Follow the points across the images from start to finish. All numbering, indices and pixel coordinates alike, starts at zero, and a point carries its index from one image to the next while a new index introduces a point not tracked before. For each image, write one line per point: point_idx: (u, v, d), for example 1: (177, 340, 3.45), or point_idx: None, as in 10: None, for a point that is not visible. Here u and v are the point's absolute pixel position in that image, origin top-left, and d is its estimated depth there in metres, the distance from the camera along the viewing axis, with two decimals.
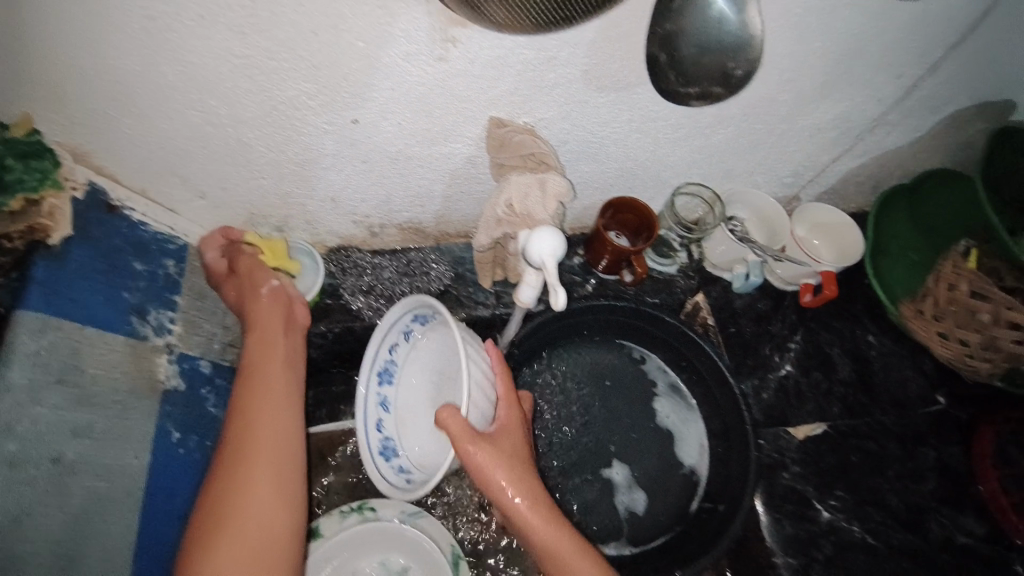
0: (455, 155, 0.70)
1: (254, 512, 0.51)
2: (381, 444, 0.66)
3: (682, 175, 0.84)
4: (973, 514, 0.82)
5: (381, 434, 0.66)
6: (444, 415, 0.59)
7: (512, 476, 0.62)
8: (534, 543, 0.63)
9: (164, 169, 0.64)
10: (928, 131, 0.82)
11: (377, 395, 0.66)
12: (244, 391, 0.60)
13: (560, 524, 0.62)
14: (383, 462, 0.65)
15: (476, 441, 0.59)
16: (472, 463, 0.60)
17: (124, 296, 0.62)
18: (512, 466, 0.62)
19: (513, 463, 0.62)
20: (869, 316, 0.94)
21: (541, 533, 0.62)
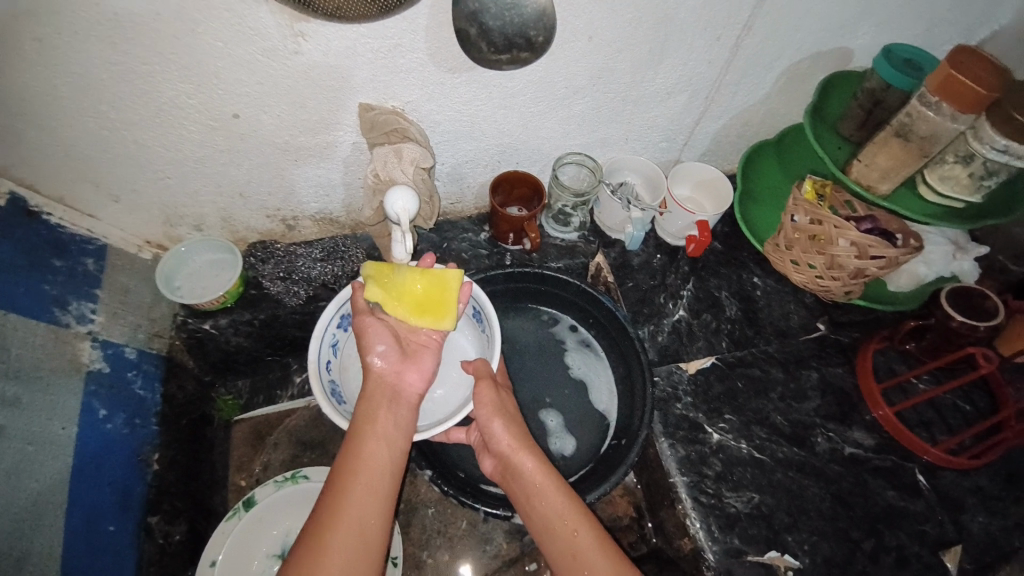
0: (341, 144, 0.79)
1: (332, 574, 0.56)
2: (331, 386, 0.75)
3: (560, 146, 0.94)
4: (861, 428, 0.88)
5: (330, 376, 0.76)
6: (476, 363, 0.77)
7: (512, 420, 0.75)
8: (527, 492, 0.72)
9: (77, 176, 0.73)
10: (771, 86, 0.93)
11: (333, 336, 0.78)
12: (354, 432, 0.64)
13: (557, 484, 0.71)
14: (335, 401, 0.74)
15: (491, 384, 0.76)
16: (482, 406, 0.75)
17: (45, 289, 0.69)
18: (514, 425, 0.75)
19: (517, 413, 0.77)
20: (753, 260, 1.03)
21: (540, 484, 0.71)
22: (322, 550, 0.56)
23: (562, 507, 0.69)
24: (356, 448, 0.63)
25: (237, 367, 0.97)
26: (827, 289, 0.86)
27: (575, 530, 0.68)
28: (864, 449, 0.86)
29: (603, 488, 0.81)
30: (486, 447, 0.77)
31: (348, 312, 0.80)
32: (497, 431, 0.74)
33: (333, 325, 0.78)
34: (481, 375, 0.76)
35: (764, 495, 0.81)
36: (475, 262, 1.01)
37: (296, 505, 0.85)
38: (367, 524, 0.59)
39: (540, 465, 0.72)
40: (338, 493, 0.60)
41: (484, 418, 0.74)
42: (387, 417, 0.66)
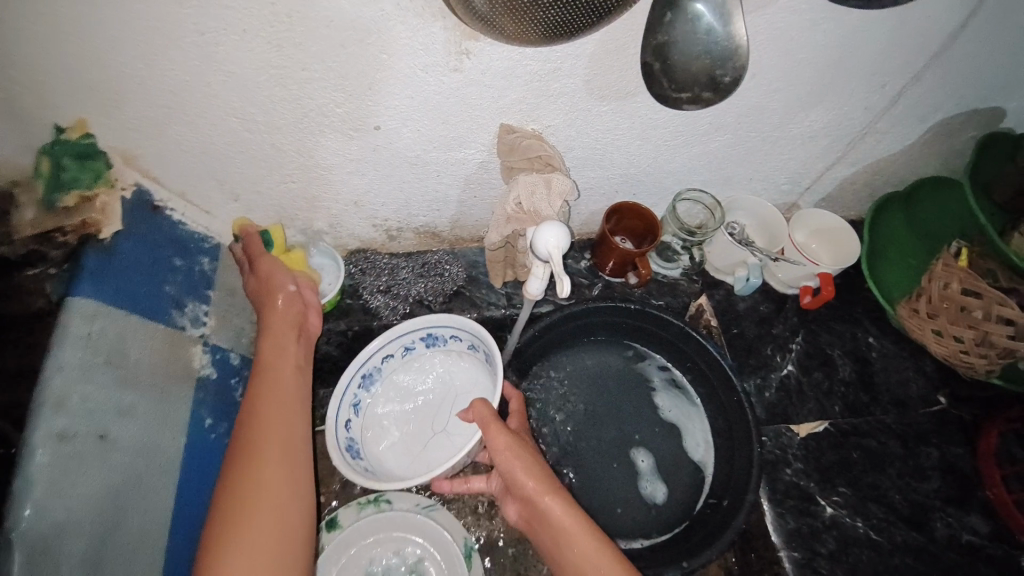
0: (470, 161, 0.75)
1: (266, 515, 0.57)
2: (348, 443, 0.77)
3: (683, 181, 0.89)
4: (979, 514, 0.81)
5: (348, 434, 0.78)
6: (477, 403, 0.71)
7: (530, 461, 0.69)
8: (554, 533, 0.67)
9: (204, 174, 0.70)
10: (919, 138, 0.86)
11: (353, 396, 0.80)
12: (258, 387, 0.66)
13: (579, 517, 0.66)
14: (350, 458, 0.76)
15: (501, 427, 0.70)
16: (497, 447, 0.70)
17: (164, 289, 0.67)
18: (534, 466, 0.69)
19: (536, 452, 0.71)
20: (869, 318, 0.97)
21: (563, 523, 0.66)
22: (254, 474, 0.58)
23: (595, 555, 0.63)
24: (272, 380, 0.67)
25: (320, 374, 0.95)
26: (970, 365, 0.80)
27: (577, 549, 0.64)
28: (980, 536, 0.80)
29: (704, 558, 0.76)
30: (510, 494, 0.72)
31: (369, 372, 0.82)
32: (515, 475, 0.69)
33: (355, 384, 0.80)
34: (485, 418, 0.71)
35: None
36: (574, 290, 0.97)
37: (377, 532, 0.81)
38: (292, 448, 0.62)
39: (563, 505, 0.67)
40: (257, 420, 0.63)
41: (498, 461, 0.70)
42: (278, 352, 0.71)
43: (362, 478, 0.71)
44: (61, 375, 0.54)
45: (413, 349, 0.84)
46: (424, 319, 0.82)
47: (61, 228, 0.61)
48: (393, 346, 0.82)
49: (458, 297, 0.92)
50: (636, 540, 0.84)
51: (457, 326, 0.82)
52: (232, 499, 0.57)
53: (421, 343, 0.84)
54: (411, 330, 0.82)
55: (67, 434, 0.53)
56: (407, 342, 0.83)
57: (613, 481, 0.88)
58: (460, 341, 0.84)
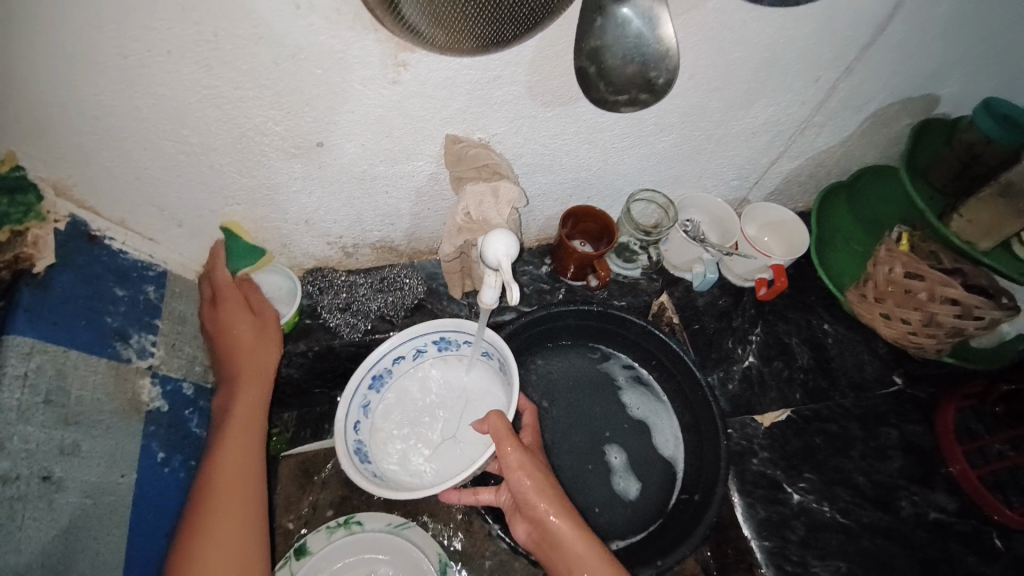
0: (420, 173, 0.74)
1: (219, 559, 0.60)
2: (355, 447, 0.74)
3: (634, 181, 0.90)
4: (942, 489, 0.84)
5: (356, 437, 0.75)
6: (493, 417, 0.69)
7: (542, 482, 0.68)
8: (563, 556, 0.67)
9: (142, 200, 0.68)
10: (856, 129, 0.90)
11: (362, 399, 0.76)
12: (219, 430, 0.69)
13: (590, 542, 0.66)
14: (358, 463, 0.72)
15: (517, 445, 0.68)
16: (508, 466, 0.68)
17: (106, 321, 0.65)
18: (546, 487, 0.68)
19: (548, 471, 0.70)
20: (823, 305, 0.99)
21: (573, 547, 0.66)
22: (209, 521, 0.62)
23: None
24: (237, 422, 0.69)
25: (281, 397, 0.93)
26: (919, 346, 0.82)
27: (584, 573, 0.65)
28: (947, 513, 0.82)
29: (678, 555, 0.76)
30: (518, 509, 0.71)
31: (378, 374, 0.78)
32: (529, 495, 0.68)
33: (365, 386, 0.77)
34: (500, 435, 0.68)
35: (852, 564, 0.77)
36: (536, 296, 0.97)
37: (350, 555, 0.79)
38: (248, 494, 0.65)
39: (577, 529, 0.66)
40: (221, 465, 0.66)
41: (513, 479, 0.68)
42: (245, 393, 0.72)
43: (371, 484, 0.69)
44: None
45: (425, 352, 0.81)
46: (439, 322, 0.78)
47: None
48: (405, 348, 0.79)
49: (419, 310, 0.91)
50: (615, 540, 0.84)
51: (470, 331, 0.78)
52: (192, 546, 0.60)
53: (433, 346, 0.80)
54: (423, 332, 0.78)
55: (8, 478, 0.50)
56: (419, 344, 0.80)
57: (588, 483, 0.88)
58: (474, 347, 0.80)
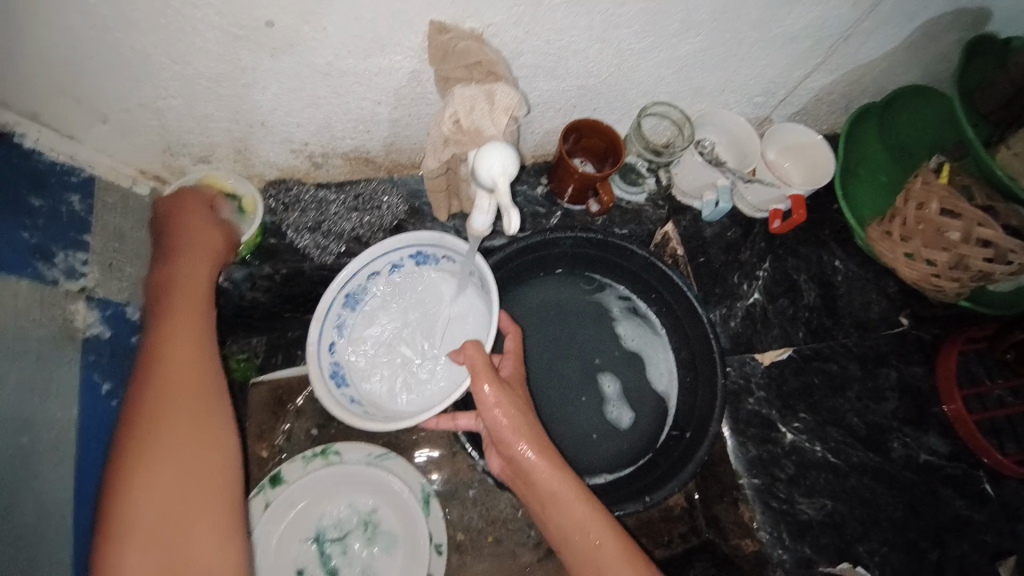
0: (398, 71, 0.62)
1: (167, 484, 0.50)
2: (331, 369, 0.70)
3: (649, 92, 0.78)
4: (935, 432, 0.83)
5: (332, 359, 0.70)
6: (469, 348, 0.64)
7: (519, 417, 0.64)
8: (539, 490, 0.64)
9: (58, 89, 0.56)
10: (904, 38, 0.78)
11: (337, 317, 0.72)
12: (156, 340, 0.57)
13: (566, 476, 0.63)
14: (333, 387, 0.68)
15: (494, 379, 0.64)
16: (482, 401, 0.64)
17: (23, 237, 0.54)
18: (524, 420, 0.64)
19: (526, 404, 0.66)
20: (835, 240, 0.93)
21: (549, 480, 0.63)
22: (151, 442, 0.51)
23: (584, 516, 0.62)
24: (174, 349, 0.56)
25: (251, 322, 0.86)
26: (938, 291, 0.76)
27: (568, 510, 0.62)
28: (938, 456, 0.81)
29: (665, 491, 0.74)
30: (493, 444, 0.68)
31: (352, 293, 0.72)
32: (505, 430, 0.64)
33: (338, 305, 0.71)
34: (477, 367, 0.63)
35: (838, 503, 0.76)
36: (529, 221, 0.88)
37: (326, 485, 0.76)
38: (199, 437, 0.53)
39: (553, 466, 0.63)
40: (156, 416, 0.52)
41: (489, 414, 0.64)
42: (180, 314, 0.59)
43: (342, 410, 0.65)
44: None
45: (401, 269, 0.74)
46: (417, 236, 0.71)
47: None
48: (380, 264, 0.72)
49: (399, 231, 0.82)
50: (601, 474, 0.81)
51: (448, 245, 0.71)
52: (124, 491, 0.49)
53: (411, 263, 0.74)
54: (397, 246, 0.71)
55: None
56: (396, 261, 0.73)
57: (579, 418, 0.85)
58: (453, 263, 0.73)
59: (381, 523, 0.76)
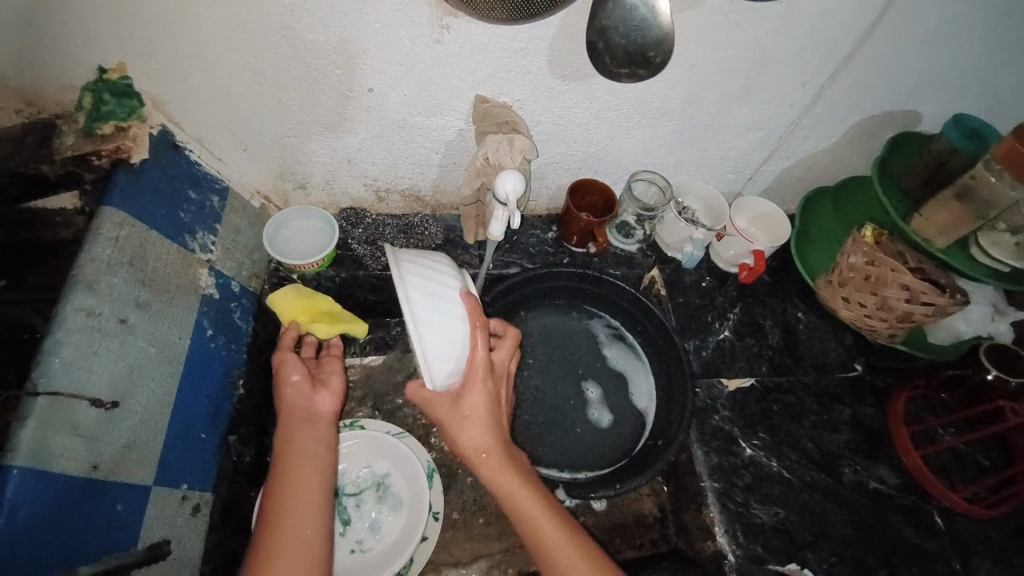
0: (449, 128, 0.87)
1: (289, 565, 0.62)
2: None
3: (638, 162, 1.01)
4: (885, 465, 0.92)
5: None
6: (411, 390, 0.71)
7: (472, 434, 0.70)
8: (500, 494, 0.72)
9: (220, 122, 0.82)
10: (842, 137, 0.99)
11: None
12: (281, 452, 0.71)
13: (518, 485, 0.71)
14: None
15: (444, 409, 0.70)
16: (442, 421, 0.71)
17: (180, 215, 0.78)
18: (479, 430, 0.70)
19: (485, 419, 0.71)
20: (800, 296, 1.09)
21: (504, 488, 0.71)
22: (272, 541, 0.64)
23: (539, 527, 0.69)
24: (294, 470, 0.69)
25: None
26: (873, 328, 0.92)
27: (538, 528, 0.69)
28: (887, 486, 0.90)
29: (636, 481, 0.86)
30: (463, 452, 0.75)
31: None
32: (464, 447, 0.71)
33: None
34: (425, 401, 0.70)
35: (790, 513, 0.86)
36: (540, 257, 1.08)
37: (350, 449, 0.91)
38: (302, 540, 0.65)
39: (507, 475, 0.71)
40: (277, 519, 0.66)
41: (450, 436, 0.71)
42: (293, 432, 0.73)
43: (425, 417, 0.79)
44: (92, 263, 0.65)
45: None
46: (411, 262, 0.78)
47: (96, 153, 0.71)
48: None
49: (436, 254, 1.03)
50: (581, 472, 0.94)
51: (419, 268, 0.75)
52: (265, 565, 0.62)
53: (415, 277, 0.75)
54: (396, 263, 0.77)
55: (94, 312, 0.64)
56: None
57: (569, 421, 0.99)
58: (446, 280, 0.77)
59: (391, 486, 0.89)
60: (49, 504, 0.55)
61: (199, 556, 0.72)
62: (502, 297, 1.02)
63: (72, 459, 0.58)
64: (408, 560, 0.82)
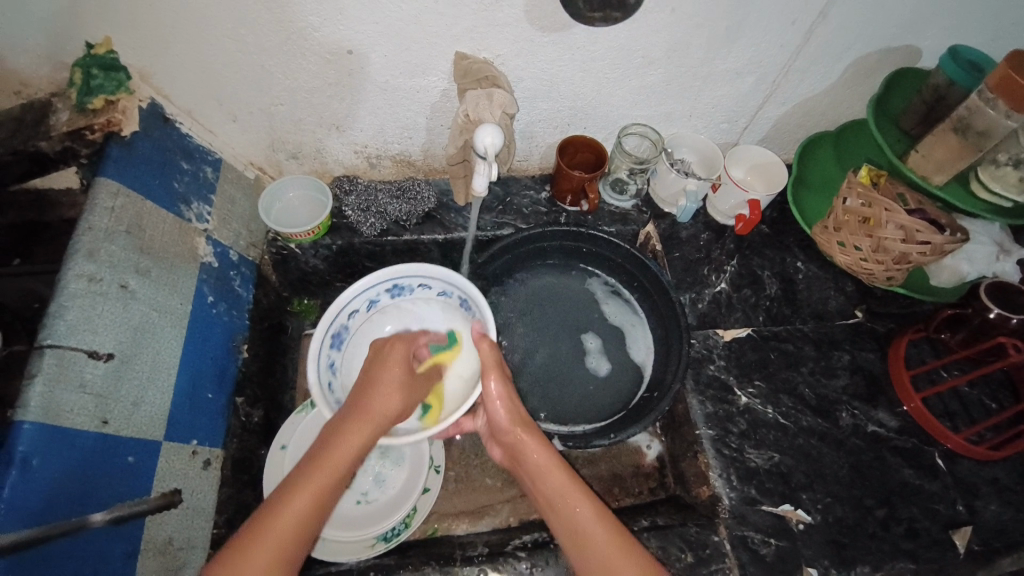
0: (433, 89, 0.87)
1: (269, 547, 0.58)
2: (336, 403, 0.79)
3: (628, 115, 1.00)
4: (884, 408, 0.92)
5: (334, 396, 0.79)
6: (485, 345, 0.74)
7: (519, 419, 0.75)
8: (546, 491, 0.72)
9: (206, 93, 0.83)
10: (840, 78, 0.96)
11: (328, 356, 0.80)
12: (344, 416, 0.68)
13: (570, 478, 0.71)
14: None
15: (501, 374, 0.75)
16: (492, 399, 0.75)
17: (174, 186, 0.81)
18: (524, 423, 0.75)
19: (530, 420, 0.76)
20: (799, 246, 1.07)
21: (552, 483, 0.72)
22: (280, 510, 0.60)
23: (590, 524, 0.68)
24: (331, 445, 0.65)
25: (311, 286, 1.09)
26: (869, 272, 0.91)
27: (575, 507, 0.69)
28: (886, 429, 0.90)
29: (631, 429, 0.87)
30: (496, 437, 0.79)
31: (337, 331, 0.82)
32: (515, 434, 0.74)
33: (325, 345, 0.80)
34: (489, 367, 0.74)
35: (784, 455, 0.87)
36: (534, 216, 1.07)
37: None
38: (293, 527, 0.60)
39: (554, 468, 0.72)
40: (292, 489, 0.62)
41: (495, 410, 0.75)
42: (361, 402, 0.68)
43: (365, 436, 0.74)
44: (89, 233, 0.68)
45: (379, 302, 0.86)
46: (385, 272, 0.83)
47: (89, 126, 0.74)
48: (359, 301, 0.83)
49: (430, 218, 1.04)
50: (580, 424, 0.96)
51: (425, 273, 0.85)
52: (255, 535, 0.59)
53: (386, 296, 0.86)
54: (376, 281, 0.83)
55: (96, 278, 0.67)
56: (371, 296, 0.84)
57: (568, 377, 1.01)
58: (429, 289, 0.87)
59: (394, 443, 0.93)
60: (63, 454, 0.59)
61: (213, 505, 0.77)
62: (496, 259, 1.03)
63: (82, 415, 0.62)
64: (412, 509, 0.87)
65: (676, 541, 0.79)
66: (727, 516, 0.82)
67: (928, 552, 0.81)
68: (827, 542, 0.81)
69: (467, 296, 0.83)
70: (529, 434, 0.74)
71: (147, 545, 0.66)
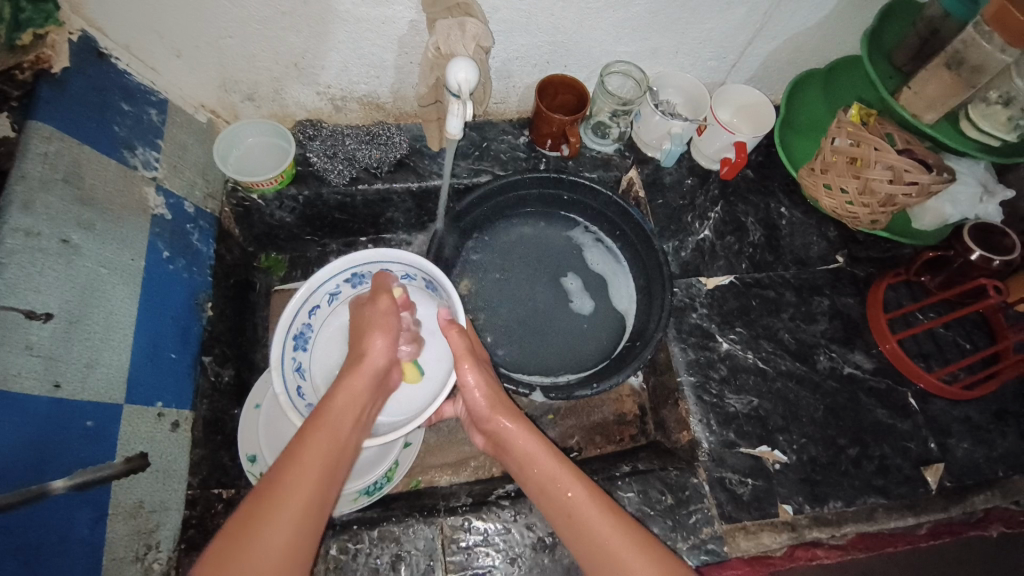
0: (401, 20, 0.79)
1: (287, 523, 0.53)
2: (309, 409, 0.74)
3: (610, 51, 0.93)
4: (861, 351, 0.93)
5: (305, 401, 0.74)
6: (452, 332, 0.70)
7: (501, 404, 0.72)
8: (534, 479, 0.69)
9: (143, 24, 0.74)
10: (833, 9, 0.91)
11: (293, 360, 0.74)
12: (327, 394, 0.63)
13: (558, 463, 0.69)
14: None
15: (474, 360, 0.71)
16: (466, 384, 0.71)
17: (114, 129, 0.74)
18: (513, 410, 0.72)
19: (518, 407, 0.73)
20: (784, 191, 1.05)
21: (543, 468, 0.69)
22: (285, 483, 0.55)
23: (587, 506, 0.65)
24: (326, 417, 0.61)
25: (279, 240, 1.04)
26: (854, 216, 0.90)
27: (567, 492, 0.66)
28: (862, 370, 0.91)
29: (613, 380, 0.86)
30: (476, 425, 0.76)
31: (298, 332, 0.76)
32: (494, 420, 0.71)
33: (289, 350, 0.74)
34: (460, 353, 0.70)
35: (763, 400, 0.88)
36: (511, 162, 1.02)
37: None
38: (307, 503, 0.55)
39: (547, 453, 0.69)
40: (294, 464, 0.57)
41: (472, 396, 0.72)
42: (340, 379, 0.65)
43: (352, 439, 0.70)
44: (22, 182, 0.62)
45: (340, 294, 0.79)
46: (339, 264, 0.76)
47: (19, 65, 0.66)
48: (319, 296, 0.77)
49: (403, 165, 0.98)
50: (563, 374, 0.95)
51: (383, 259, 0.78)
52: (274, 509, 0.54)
53: (346, 286, 0.79)
54: (332, 273, 0.76)
55: (33, 232, 0.61)
56: (332, 288, 0.78)
57: (549, 328, 0.99)
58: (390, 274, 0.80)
59: None
60: (12, 423, 0.55)
61: (186, 467, 0.75)
62: (473, 210, 0.98)
63: (31, 378, 0.58)
64: (394, 462, 0.86)
65: (656, 485, 0.80)
66: (707, 459, 0.83)
67: (899, 488, 0.84)
68: (801, 481, 0.83)
69: (432, 277, 0.78)
70: (512, 420, 0.71)
71: (115, 510, 0.63)
